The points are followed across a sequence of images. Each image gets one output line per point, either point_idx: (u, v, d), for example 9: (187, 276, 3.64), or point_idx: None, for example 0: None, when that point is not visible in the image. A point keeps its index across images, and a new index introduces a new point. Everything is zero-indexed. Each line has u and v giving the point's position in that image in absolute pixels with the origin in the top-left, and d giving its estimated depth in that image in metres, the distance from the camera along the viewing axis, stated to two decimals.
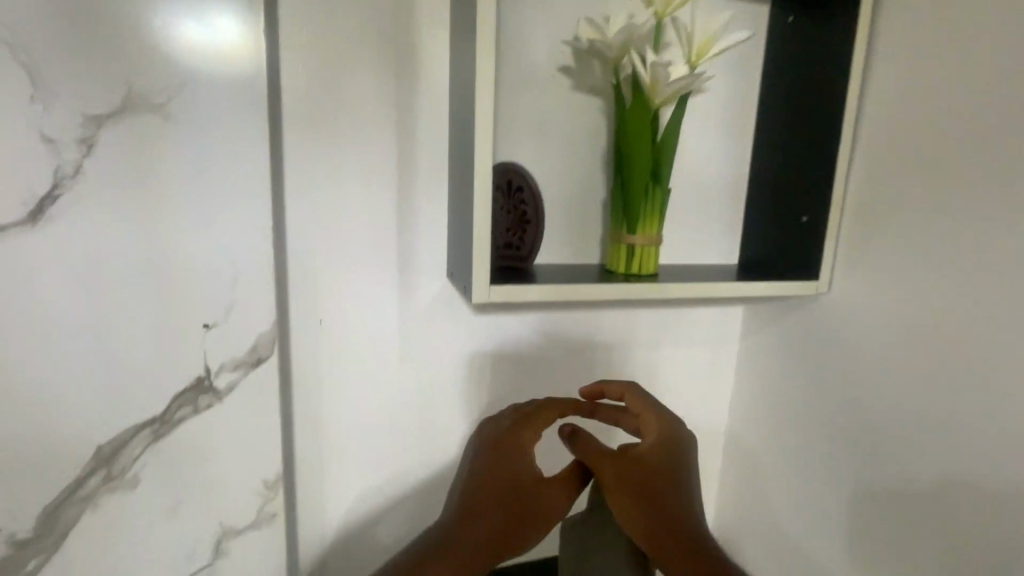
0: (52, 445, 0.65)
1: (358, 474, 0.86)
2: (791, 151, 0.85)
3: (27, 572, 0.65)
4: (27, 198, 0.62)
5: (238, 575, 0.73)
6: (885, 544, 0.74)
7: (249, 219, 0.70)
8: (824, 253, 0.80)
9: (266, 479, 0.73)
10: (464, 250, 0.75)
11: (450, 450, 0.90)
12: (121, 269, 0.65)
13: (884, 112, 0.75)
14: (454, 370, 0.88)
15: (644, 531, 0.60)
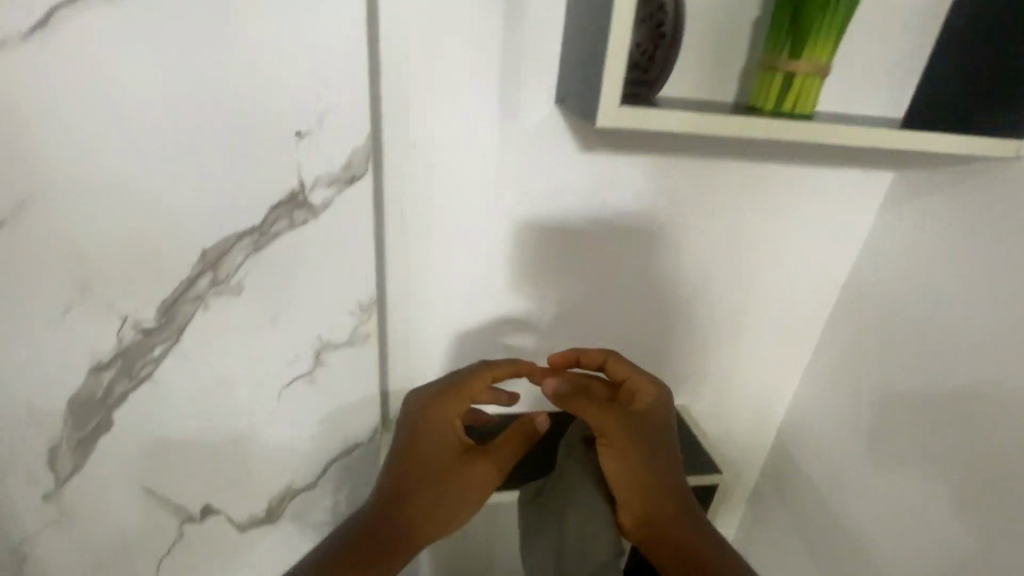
0: (159, 246, 0.65)
1: (440, 319, 0.85)
2: None
3: (151, 360, 0.70)
4: None
5: (336, 386, 0.78)
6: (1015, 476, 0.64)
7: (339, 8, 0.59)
8: None
9: (361, 302, 0.74)
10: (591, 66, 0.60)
11: (537, 306, 0.86)
12: (203, 61, 0.59)
13: None
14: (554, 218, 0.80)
15: (631, 493, 0.64)
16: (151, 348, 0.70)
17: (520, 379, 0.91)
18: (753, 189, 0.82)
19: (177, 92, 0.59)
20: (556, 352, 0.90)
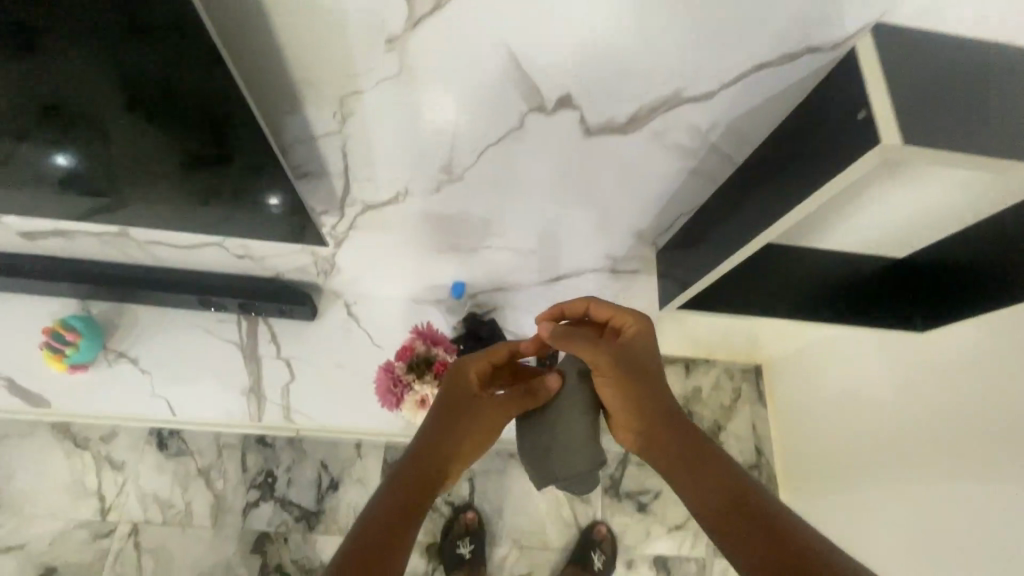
0: (306, 107, 0.67)
1: (521, 225, 0.97)
2: None
3: (314, 189, 0.84)
4: None
5: (448, 217, 0.94)
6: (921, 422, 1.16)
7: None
8: None
9: (487, 183, 0.84)
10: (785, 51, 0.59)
11: (617, 223, 0.96)
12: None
13: None
14: (668, 168, 0.80)
15: (635, 409, 0.72)
16: (327, 121, 0.69)
17: (573, 250, 1.05)
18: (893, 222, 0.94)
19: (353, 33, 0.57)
20: (601, 249, 1.05)
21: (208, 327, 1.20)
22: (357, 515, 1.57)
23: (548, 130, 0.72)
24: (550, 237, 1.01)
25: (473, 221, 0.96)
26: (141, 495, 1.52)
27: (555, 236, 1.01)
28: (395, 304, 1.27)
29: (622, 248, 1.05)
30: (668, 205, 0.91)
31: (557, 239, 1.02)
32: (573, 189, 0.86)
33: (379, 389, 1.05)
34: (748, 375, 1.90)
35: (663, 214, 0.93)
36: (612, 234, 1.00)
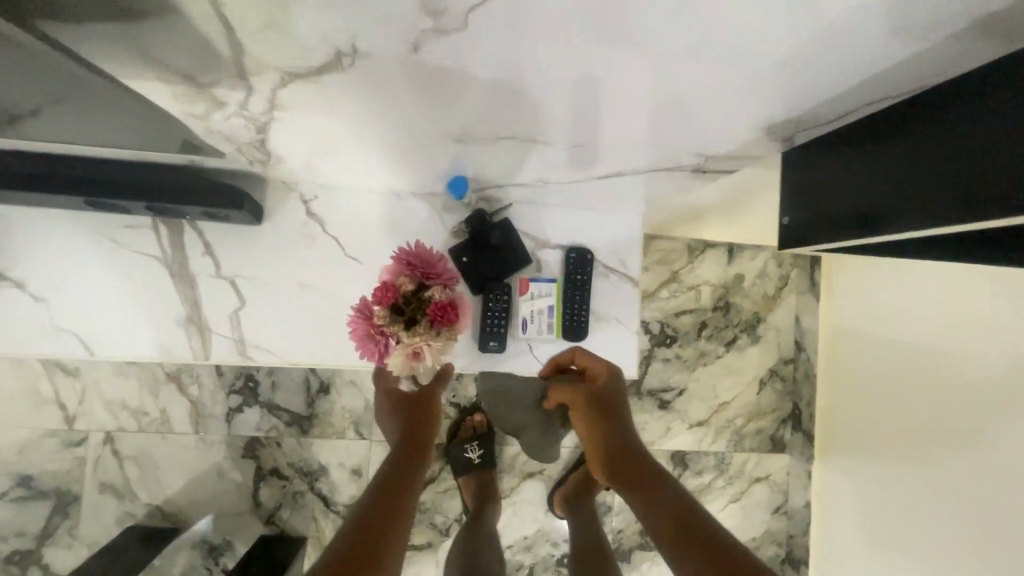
0: None
1: (543, 105, 0.61)
2: None
3: (171, 43, 0.45)
4: None
5: (427, 92, 0.57)
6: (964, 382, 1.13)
7: None
8: None
9: (487, 40, 0.46)
10: None
11: (698, 109, 0.59)
12: None
13: None
14: (824, 11, 0.42)
15: (597, 446, 0.81)
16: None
17: (621, 138, 0.69)
18: None
19: None
20: (662, 141, 0.69)
21: (111, 236, 0.86)
22: (353, 419, 1.42)
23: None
24: (607, 105, 0.60)
25: (474, 95, 0.58)
26: (107, 402, 1.34)
27: (615, 104, 0.60)
28: (370, 200, 0.92)
29: (719, 137, 0.66)
30: (847, 58, 0.48)
31: (614, 110, 0.61)
32: (671, 13, 0.43)
33: (355, 337, 0.78)
34: (801, 261, 1.62)
35: (823, 73, 0.51)
36: (714, 113, 0.60)
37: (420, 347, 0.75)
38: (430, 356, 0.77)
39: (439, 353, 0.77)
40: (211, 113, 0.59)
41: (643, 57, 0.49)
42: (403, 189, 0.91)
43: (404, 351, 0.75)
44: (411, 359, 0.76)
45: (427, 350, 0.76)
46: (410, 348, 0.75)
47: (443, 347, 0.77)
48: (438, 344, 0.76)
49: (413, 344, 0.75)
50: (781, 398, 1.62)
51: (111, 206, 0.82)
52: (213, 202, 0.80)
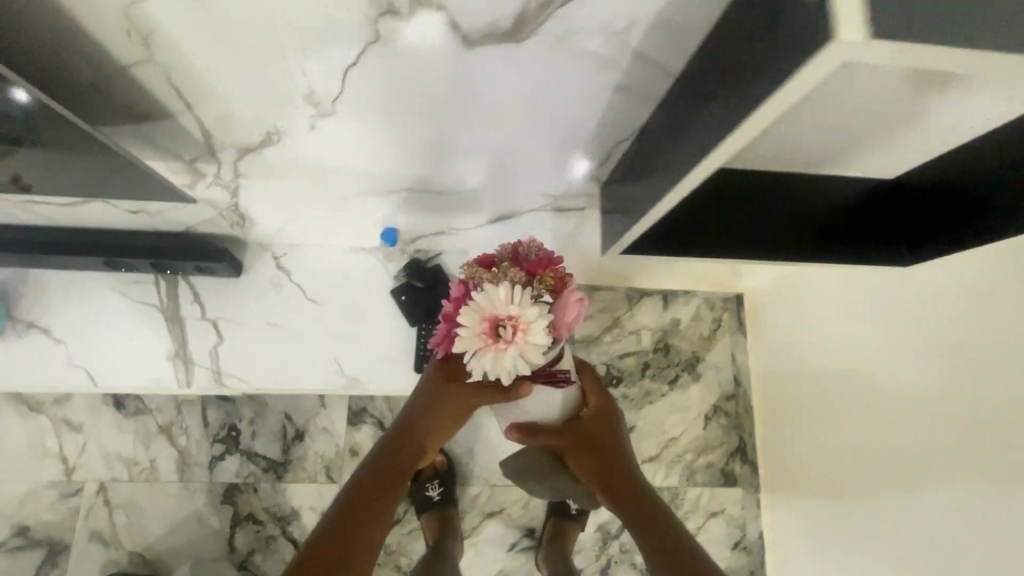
0: (105, 71, 0.54)
1: (420, 196, 0.91)
2: None
3: (168, 152, 0.72)
4: None
5: (340, 189, 0.86)
6: None
7: None
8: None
9: (360, 169, 0.78)
10: (678, 26, 0.47)
11: (518, 195, 0.89)
12: None
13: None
14: (539, 151, 0.73)
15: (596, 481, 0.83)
16: (125, 47, 0.49)
17: (484, 214, 0.99)
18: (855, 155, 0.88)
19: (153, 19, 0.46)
20: (511, 212, 0.98)
21: (122, 289, 1.10)
22: (326, 463, 1.55)
23: (426, 41, 0.49)
24: (472, 173, 0.82)
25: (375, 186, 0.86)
26: (105, 453, 1.50)
27: (465, 178, 0.84)
28: (328, 256, 1.15)
29: (552, 197, 0.92)
30: (599, 140, 0.71)
31: (465, 189, 0.88)
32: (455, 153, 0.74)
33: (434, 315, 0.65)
34: (730, 303, 1.80)
35: (578, 168, 0.79)
36: (536, 187, 0.86)
37: (501, 313, 0.59)
38: (511, 329, 0.58)
39: (526, 329, 0.59)
40: (195, 186, 0.83)
41: (455, 171, 0.80)
42: (355, 245, 1.15)
43: (477, 311, 0.59)
44: (490, 332, 0.59)
45: (506, 316, 0.59)
46: (487, 311, 0.59)
47: (528, 316, 0.59)
48: (525, 313, 0.59)
49: (492, 300, 0.59)
50: (728, 432, 1.72)
51: (124, 265, 1.05)
52: (200, 259, 1.04)
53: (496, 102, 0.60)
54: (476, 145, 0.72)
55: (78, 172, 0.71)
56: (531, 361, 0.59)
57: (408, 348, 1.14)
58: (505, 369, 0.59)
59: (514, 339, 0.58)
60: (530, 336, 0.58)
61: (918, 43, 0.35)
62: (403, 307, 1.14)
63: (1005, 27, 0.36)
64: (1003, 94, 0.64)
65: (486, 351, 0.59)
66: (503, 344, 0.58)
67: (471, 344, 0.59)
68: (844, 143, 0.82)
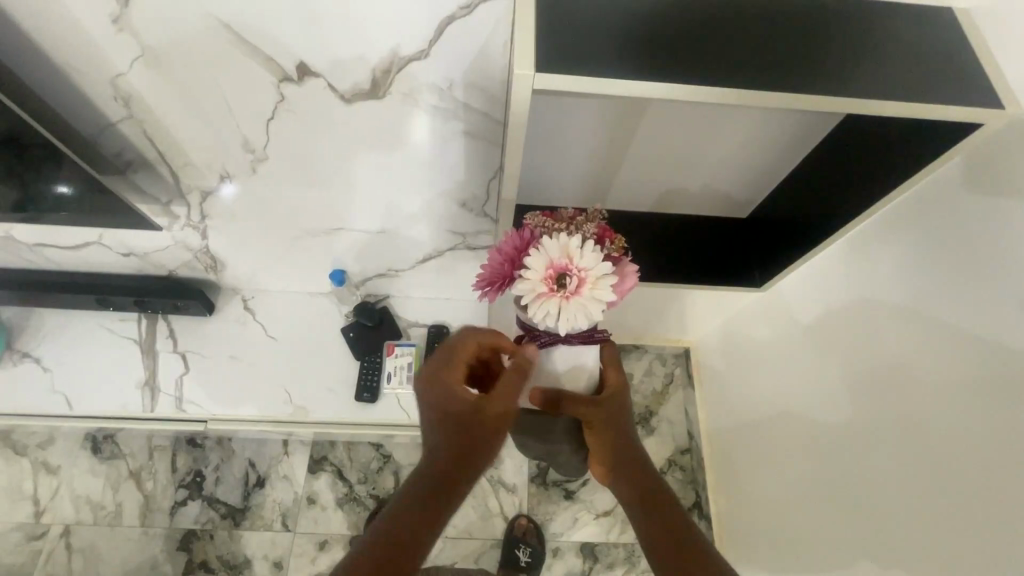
0: (98, 128, 0.76)
1: (354, 245, 1.11)
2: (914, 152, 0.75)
3: (146, 196, 0.93)
4: (159, 29, 0.61)
5: (290, 234, 1.07)
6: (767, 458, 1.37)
7: (208, 31, 0.60)
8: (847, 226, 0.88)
9: (299, 213, 0.99)
10: (484, 87, 0.68)
11: (433, 242, 1.09)
12: (100, 38, 0.62)
13: (869, 132, 0.85)
14: (434, 197, 0.93)
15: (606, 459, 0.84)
16: (114, 106, 0.72)
17: (412, 262, 1.18)
18: (702, 196, 1.13)
19: (129, 88, 0.68)
20: (432, 261, 1.16)
21: (108, 326, 1.27)
22: (283, 512, 1.59)
23: (315, 98, 0.70)
24: (389, 222, 1.02)
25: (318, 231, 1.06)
26: (74, 497, 1.58)
27: (385, 227, 1.04)
28: (289, 298, 1.32)
29: (462, 249, 1.11)
30: (477, 189, 0.91)
31: (389, 238, 1.08)
32: (368, 202, 0.95)
33: (495, 256, 0.70)
34: (680, 359, 1.82)
35: (471, 215, 0.98)
36: (444, 234, 1.05)
37: (570, 265, 0.66)
38: (576, 281, 0.66)
39: (591, 283, 0.66)
40: (172, 227, 1.03)
41: (375, 220, 1.01)
42: (314, 290, 1.32)
43: (547, 259, 0.66)
44: (553, 278, 0.66)
45: (574, 268, 0.66)
46: (555, 261, 0.66)
47: (596, 272, 0.66)
48: (592, 269, 0.66)
49: (562, 251, 0.66)
50: (684, 488, 1.68)
51: (113, 304, 1.23)
52: (176, 297, 1.21)
53: (385, 153, 0.82)
54: (382, 193, 0.93)
55: (77, 212, 0.92)
56: (591, 315, 0.66)
57: (352, 379, 1.26)
58: (566, 317, 0.66)
59: (578, 291, 0.65)
60: (595, 291, 0.66)
61: (588, 81, 0.55)
62: (350, 342, 1.28)
63: (652, 70, 0.56)
64: (761, 115, 0.91)
65: (549, 298, 0.66)
66: (567, 294, 0.66)
67: (536, 287, 0.66)
68: (684, 179, 1.08)
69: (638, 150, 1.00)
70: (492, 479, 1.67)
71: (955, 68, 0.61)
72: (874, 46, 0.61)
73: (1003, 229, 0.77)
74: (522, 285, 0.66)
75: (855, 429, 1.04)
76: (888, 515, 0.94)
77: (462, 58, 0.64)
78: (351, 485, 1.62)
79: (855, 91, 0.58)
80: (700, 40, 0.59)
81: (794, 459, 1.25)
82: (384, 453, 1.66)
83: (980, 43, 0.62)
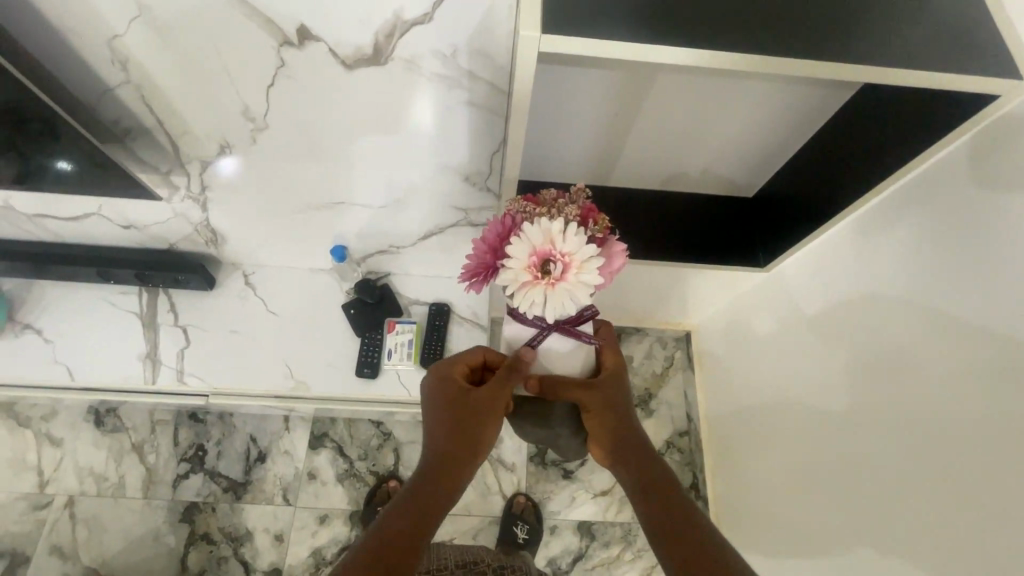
0: (95, 93, 0.75)
1: (355, 221, 1.11)
2: (930, 129, 0.74)
3: (145, 167, 0.92)
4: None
5: (291, 209, 1.06)
6: (767, 440, 1.37)
7: None
8: (853, 205, 0.87)
9: (300, 188, 0.99)
10: (489, 55, 0.66)
11: (436, 218, 1.08)
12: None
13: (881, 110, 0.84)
14: (437, 171, 0.92)
15: (605, 441, 0.84)
16: (111, 70, 0.70)
17: (414, 239, 1.17)
18: (706, 175, 1.12)
19: (125, 50, 0.67)
20: (434, 237, 1.16)
21: (110, 299, 1.27)
22: (283, 486, 1.60)
23: (316, 63, 0.68)
24: (390, 197, 1.01)
25: (318, 205, 1.05)
26: (78, 469, 1.59)
27: (385, 202, 1.03)
28: (290, 274, 1.32)
29: (464, 225, 1.10)
30: (481, 164, 0.90)
31: (389, 213, 1.06)
32: (369, 176, 0.94)
33: (478, 247, 0.69)
34: (681, 342, 1.82)
35: (474, 189, 0.97)
36: (446, 210, 1.04)
37: (553, 249, 0.65)
38: (561, 266, 0.65)
39: (577, 267, 0.65)
40: (171, 199, 1.02)
41: (375, 194, 1.00)
42: (315, 266, 1.32)
43: (529, 246, 0.65)
44: (537, 265, 0.65)
45: (557, 253, 0.65)
46: (538, 247, 0.65)
47: (581, 255, 0.65)
48: (577, 253, 0.65)
49: (544, 236, 0.65)
50: (681, 469, 1.70)
51: (114, 277, 1.23)
52: (176, 271, 1.21)
53: (388, 127, 0.81)
54: (384, 167, 0.92)
55: (74, 182, 0.91)
56: (578, 299, 0.65)
57: (353, 355, 1.26)
58: (553, 304, 0.65)
59: (564, 277, 0.65)
60: (581, 274, 0.65)
61: (589, 44, 0.53)
62: (351, 318, 1.28)
63: (656, 35, 0.54)
64: (771, 88, 0.89)
65: (534, 286, 0.65)
66: (552, 280, 0.65)
67: (520, 275, 0.65)
68: (690, 155, 1.06)
69: (642, 125, 0.99)
70: (491, 457, 1.68)
71: (973, 39, 0.60)
72: (892, 15, 0.59)
73: (1011, 210, 0.76)
74: (505, 275, 0.65)
75: (854, 410, 1.04)
76: (884, 496, 0.95)
77: (463, 23, 0.62)
78: (351, 462, 1.63)
79: (866, 61, 0.56)
80: (706, 4, 0.57)
81: (792, 440, 1.26)
82: (384, 431, 1.67)
83: (1000, 14, 0.60)
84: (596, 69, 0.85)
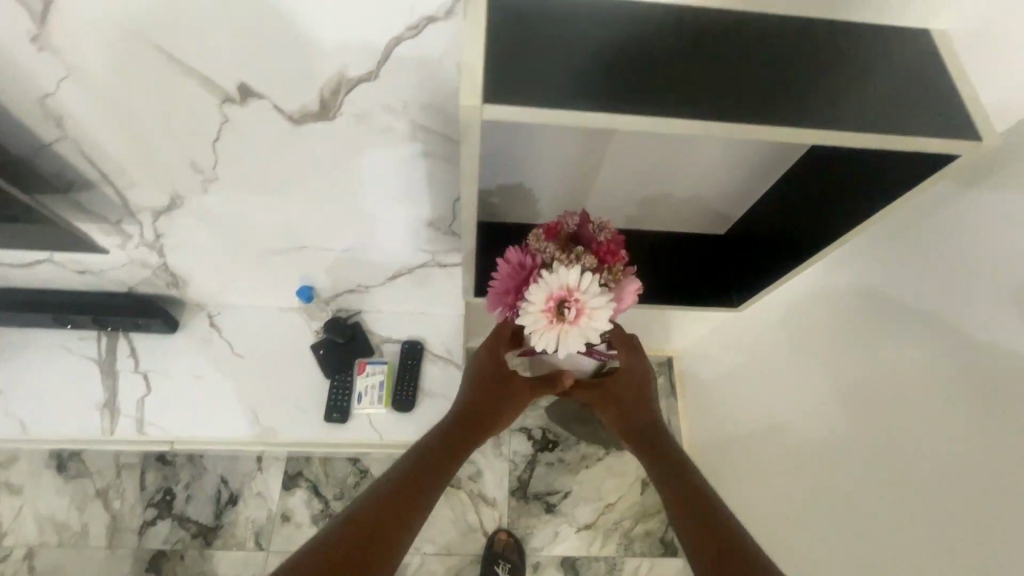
0: (32, 149, 0.71)
1: (321, 263, 1.07)
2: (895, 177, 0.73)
3: (94, 217, 0.88)
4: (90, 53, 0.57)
5: (251, 253, 1.03)
6: None
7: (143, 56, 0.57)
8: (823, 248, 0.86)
9: (260, 234, 0.95)
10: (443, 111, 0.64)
11: (403, 260, 1.05)
12: (18, 57, 0.57)
13: None
14: (400, 216, 0.90)
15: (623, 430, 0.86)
16: (46, 127, 0.67)
17: (384, 278, 1.14)
18: (676, 219, 1.10)
19: (60, 108, 0.64)
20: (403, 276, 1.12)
21: (67, 344, 1.22)
22: (255, 529, 1.55)
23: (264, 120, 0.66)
24: (355, 240, 0.97)
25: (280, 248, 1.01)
26: (39, 517, 1.52)
27: (350, 245, 1.00)
28: (257, 314, 1.27)
29: (433, 265, 1.07)
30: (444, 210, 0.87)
31: (356, 255, 1.03)
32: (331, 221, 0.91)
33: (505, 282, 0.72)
34: None
35: (440, 232, 0.94)
36: (412, 252, 1.01)
37: (570, 295, 0.65)
38: (576, 311, 0.65)
39: (590, 314, 0.65)
40: (125, 246, 0.98)
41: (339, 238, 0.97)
42: (283, 306, 1.27)
43: (545, 289, 0.65)
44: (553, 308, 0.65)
45: (573, 298, 0.65)
46: (555, 291, 0.65)
47: (597, 302, 0.64)
48: (592, 300, 0.65)
49: (562, 281, 0.65)
50: None
51: (70, 323, 1.18)
52: (137, 316, 1.17)
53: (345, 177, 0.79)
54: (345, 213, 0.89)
55: (18, 234, 0.87)
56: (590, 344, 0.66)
57: (322, 398, 1.22)
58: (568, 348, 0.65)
59: (577, 321, 0.65)
60: (595, 321, 0.65)
61: (539, 113, 0.51)
62: (320, 360, 1.24)
63: (609, 100, 0.52)
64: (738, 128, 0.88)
65: (549, 329, 0.65)
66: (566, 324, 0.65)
67: (536, 319, 0.65)
68: (660, 200, 1.04)
69: (606, 177, 0.97)
70: (472, 493, 1.64)
71: (927, 96, 0.59)
72: (848, 70, 0.58)
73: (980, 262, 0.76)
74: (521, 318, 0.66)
75: (833, 449, 1.02)
76: (862, 540, 0.93)
77: (413, 81, 0.60)
78: (327, 502, 1.58)
79: (825, 123, 0.55)
80: (660, 65, 0.55)
81: (774, 475, 1.23)
82: (361, 469, 1.62)
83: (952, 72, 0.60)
84: (555, 130, 0.83)
